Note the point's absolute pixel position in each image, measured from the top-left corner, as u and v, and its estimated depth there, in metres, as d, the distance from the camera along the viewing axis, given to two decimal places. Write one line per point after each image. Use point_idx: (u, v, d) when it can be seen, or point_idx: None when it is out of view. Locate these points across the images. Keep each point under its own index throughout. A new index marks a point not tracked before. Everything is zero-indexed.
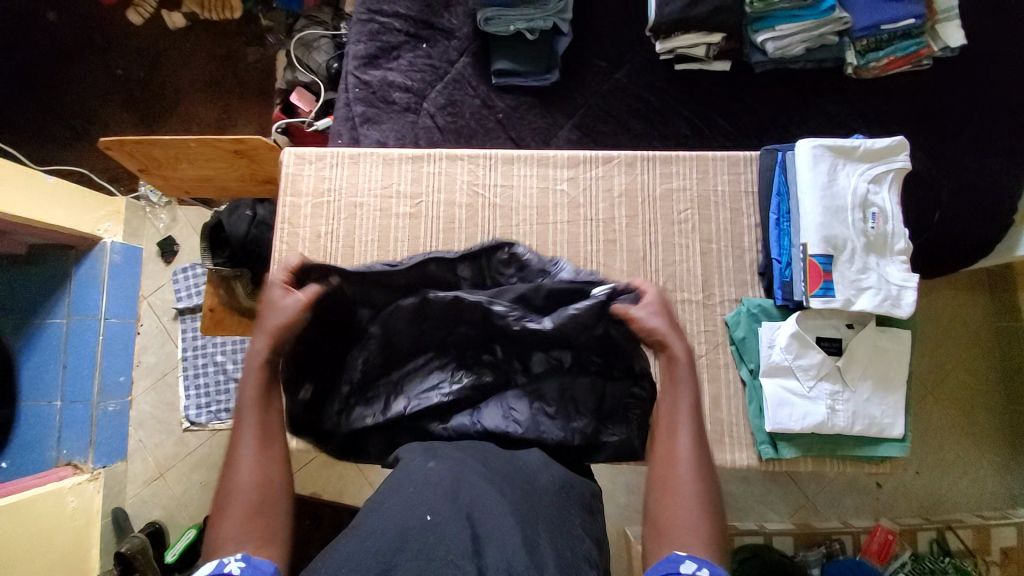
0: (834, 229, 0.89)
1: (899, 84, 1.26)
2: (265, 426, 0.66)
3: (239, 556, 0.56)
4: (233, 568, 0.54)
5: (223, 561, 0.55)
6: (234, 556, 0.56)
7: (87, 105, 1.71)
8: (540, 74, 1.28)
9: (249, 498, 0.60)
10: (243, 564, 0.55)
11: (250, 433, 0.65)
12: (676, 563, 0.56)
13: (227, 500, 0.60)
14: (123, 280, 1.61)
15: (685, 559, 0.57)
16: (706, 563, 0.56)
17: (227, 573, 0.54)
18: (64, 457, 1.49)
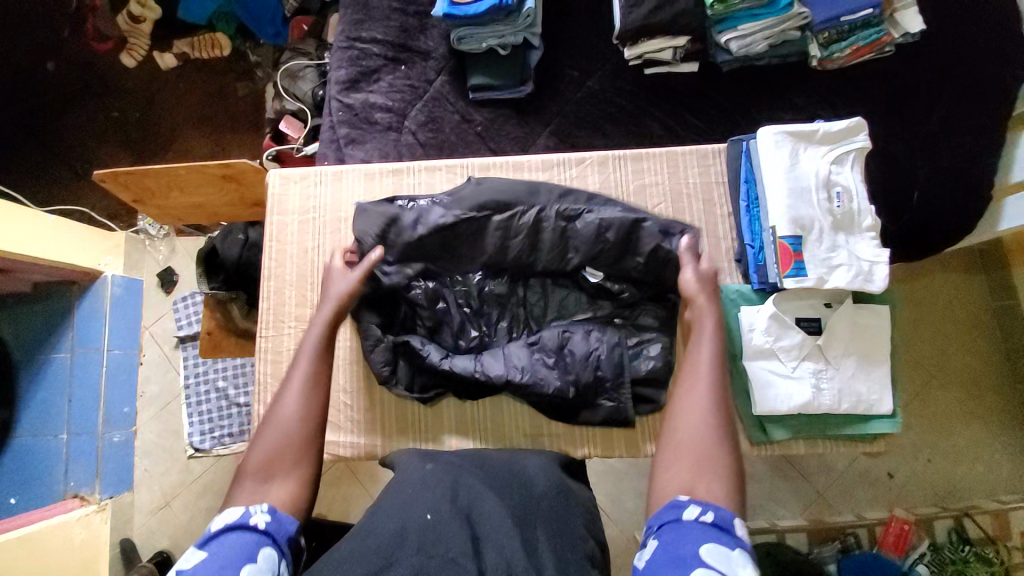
0: (801, 210, 0.92)
1: (865, 74, 1.30)
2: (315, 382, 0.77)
3: (264, 509, 0.63)
4: (260, 520, 0.62)
5: (250, 511, 0.62)
6: (260, 509, 0.63)
7: (86, 146, 1.77)
8: (516, 86, 1.33)
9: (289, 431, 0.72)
10: (269, 518, 0.62)
11: (297, 384, 0.77)
12: (682, 508, 0.62)
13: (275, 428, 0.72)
14: (125, 312, 1.64)
15: (689, 504, 0.63)
16: (709, 507, 0.62)
17: (253, 524, 0.61)
18: (71, 489, 1.49)
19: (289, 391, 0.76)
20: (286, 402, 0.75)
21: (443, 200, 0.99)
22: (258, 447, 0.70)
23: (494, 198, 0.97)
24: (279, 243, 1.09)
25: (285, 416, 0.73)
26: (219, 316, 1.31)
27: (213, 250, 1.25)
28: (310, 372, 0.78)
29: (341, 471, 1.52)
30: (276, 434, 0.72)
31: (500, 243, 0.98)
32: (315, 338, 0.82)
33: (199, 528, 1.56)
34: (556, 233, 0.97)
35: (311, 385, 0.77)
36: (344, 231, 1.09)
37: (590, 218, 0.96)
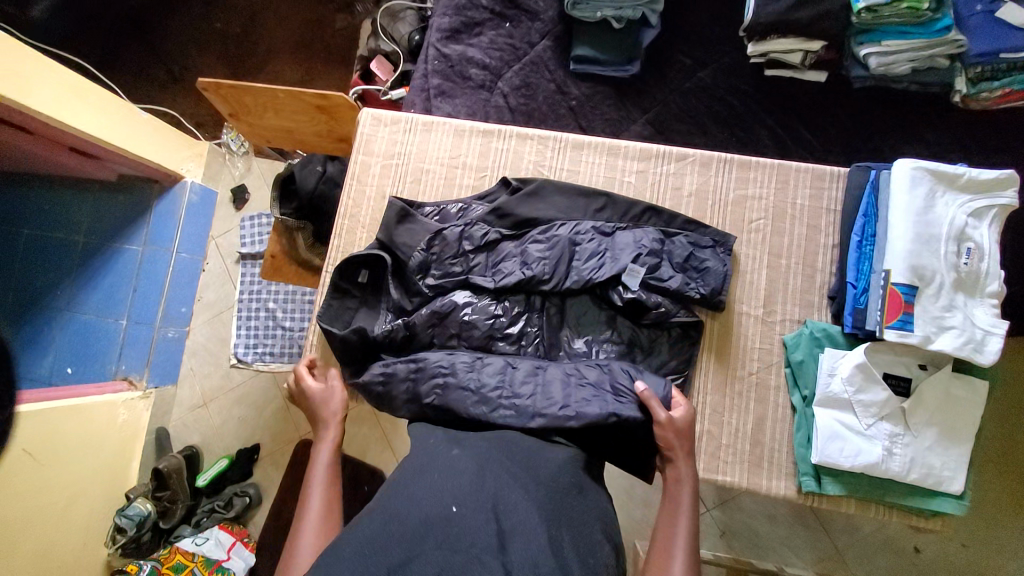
0: (924, 260, 0.83)
1: (1016, 120, 1.15)
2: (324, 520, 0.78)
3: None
4: None
5: None
6: None
7: (186, 52, 1.81)
8: (621, 64, 1.25)
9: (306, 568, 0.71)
10: None
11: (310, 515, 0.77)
12: None
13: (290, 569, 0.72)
14: (198, 219, 1.72)
15: None
16: None
17: None
18: (121, 372, 1.59)
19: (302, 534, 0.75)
20: (301, 544, 0.74)
21: (482, 213, 1.01)
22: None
23: (532, 215, 1.00)
24: (359, 182, 1.09)
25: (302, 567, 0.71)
26: (285, 241, 1.34)
27: (291, 176, 1.28)
28: (321, 511, 0.78)
29: (365, 412, 1.55)
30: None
31: (534, 253, 0.97)
32: (325, 464, 0.84)
33: (229, 433, 1.65)
34: (594, 244, 0.97)
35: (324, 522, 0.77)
36: (424, 183, 1.08)
37: (626, 232, 0.97)
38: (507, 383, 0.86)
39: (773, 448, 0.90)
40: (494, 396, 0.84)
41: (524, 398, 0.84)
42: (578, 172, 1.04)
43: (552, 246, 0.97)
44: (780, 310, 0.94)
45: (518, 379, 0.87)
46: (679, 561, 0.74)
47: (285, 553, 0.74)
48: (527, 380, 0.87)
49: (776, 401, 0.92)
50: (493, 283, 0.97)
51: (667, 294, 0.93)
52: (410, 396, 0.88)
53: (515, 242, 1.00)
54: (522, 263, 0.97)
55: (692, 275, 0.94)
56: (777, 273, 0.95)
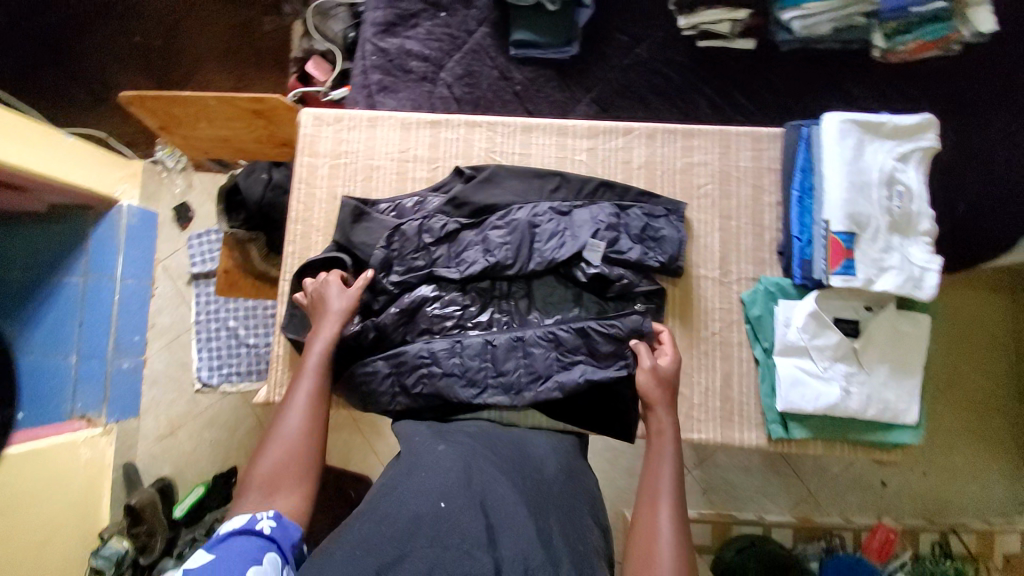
0: (859, 207, 0.88)
1: (930, 71, 1.22)
2: (314, 404, 0.84)
3: (269, 515, 0.72)
4: (265, 525, 0.70)
5: (257, 518, 0.71)
6: (266, 515, 0.72)
7: (107, 68, 1.70)
8: (560, 46, 1.25)
9: (291, 443, 0.80)
10: (273, 523, 0.71)
11: (300, 398, 0.84)
12: None
13: (277, 439, 0.80)
14: (141, 242, 1.63)
15: None
16: None
17: (260, 528, 0.70)
18: (78, 410, 1.49)
19: (292, 409, 0.82)
20: (290, 421, 0.81)
21: (439, 205, 1.00)
22: (266, 463, 0.78)
23: (488, 202, 1.00)
24: (307, 185, 1.06)
25: (289, 436, 0.80)
26: (237, 256, 1.29)
27: (235, 186, 1.23)
28: (312, 396, 0.84)
29: (343, 419, 1.51)
30: (281, 452, 0.79)
31: (495, 239, 0.96)
32: (320, 355, 0.87)
33: (201, 460, 1.58)
34: (553, 222, 0.97)
35: (314, 409, 0.83)
36: (375, 180, 1.06)
37: (583, 208, 0.98)
38: (490, 362, 0.90)
39: (742, 401, 0.94)
40: (481, 376, 0.89)
41: (509, 375, 0.89)
42: (529, 155, 1.05)
43: (512, 227, 0.97)
44: (735, 270, 0.98)
45: (501, 359, 0.90)
46: (665, 513, 0.76)
47: (275, 419, 0.82)
48: (507, 354, 0.90)
49: (740, 356, 0.95)
50: (456, 274, 0.95)
51: (627, 264, 0.95)
52: (397, 390, 0.90)
53: (474, 229, 0.98)
54: (484, 249, 0.96)
55: (649, 245, 0.96)
56: (728, 235, 0.99)
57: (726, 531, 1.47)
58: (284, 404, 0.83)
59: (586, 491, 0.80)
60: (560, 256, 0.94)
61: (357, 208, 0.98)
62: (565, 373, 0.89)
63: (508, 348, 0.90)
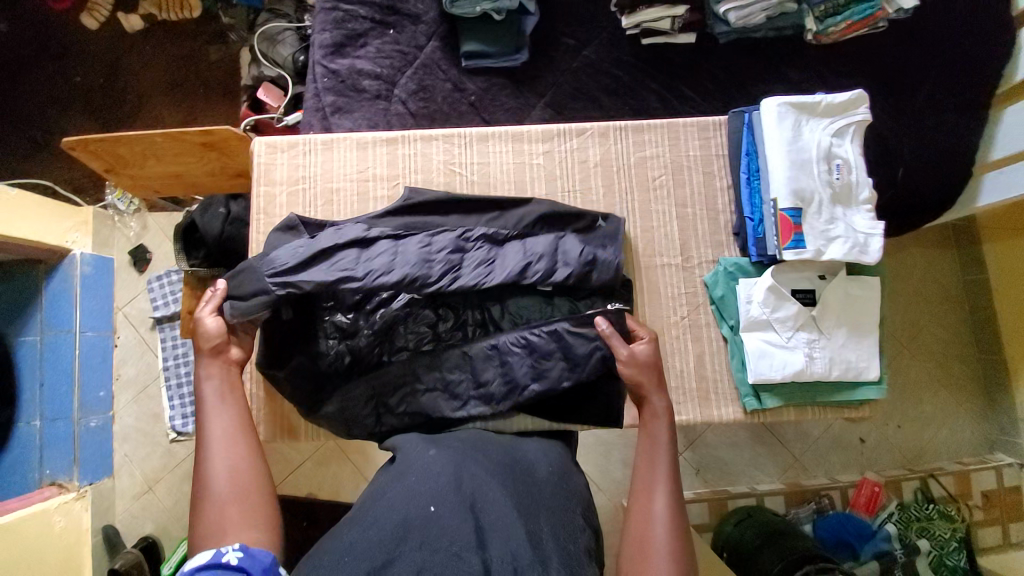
0: (803, 183, 0.93)
1: (858, 48, 1.30)
2: (228, 437, 0.78)
3: (236, 547, 0.64)
4: (233, 557, 0.62)
5: (222, 552, 0.63)
6: (232, 547, 0.64)
7: (46, 114, 1.64)
8: (510, 54, 1.28)
9: (224, 482, 0.73)
10: (241, 554, 0.63)
11: (214, 438, 0.77)
12: None
13: (205, 487, 0.73)
14: (97, 292, 1.56)
15: None
16: None
17: (227, 562, 0.61)
18: (47, 477, 1.44)
19: (208, 454, 0.76)
20: (212, 464, 0.75)
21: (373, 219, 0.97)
22: (201, 518, 0.70)
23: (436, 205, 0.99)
24: (267, 215, 1.05)
25: (214, 476, 0.73)
26: (200, 294, 1.25)
27: (191, 224, 1.21)
28: (225, 430, 0.79)
29: (331, 450, 1.50)
30: (214, 499, 0.71)
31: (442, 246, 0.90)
32: (216, 391, 0.83)
33: (186, 510, 1.53)
34: (482, 252, 0.91)
35: (230, 440, 0.77)
36: (336, 203, 1.06)
37: (514, 240, 0.95)
38: (471, 373, 0.92)
39: (716, 380, 0.98)
40: (462, 389, 0.92)
41: (490, 384, 0.92)
42: (488, 163, 1.06)
43: (438, 251, 0.89)
44: (696, 255, 1.02)
45: (480, 369, 0.92)
46: (661, 484, 0.77)
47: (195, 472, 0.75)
48: (485, 362, 0.92)
49: (709, 337, 0.99)
50: (362, 282, 0.85)
51: (559, 284, 0.93)
52: (381, 410, 0.91)
53: (393, 240, 0.90)
54: (400, 261, 0.87)
55: (594, 261, 0.94)
56: (686, 222, 1.03)
57: (722, 508, 1.52)
58: (200, 454, 0.76)
59: (577, 491, 0.81)
60: (513, 259, 0.91)
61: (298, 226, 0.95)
62: (545, 377, 0.91)
63: (485, 356, 0.92)
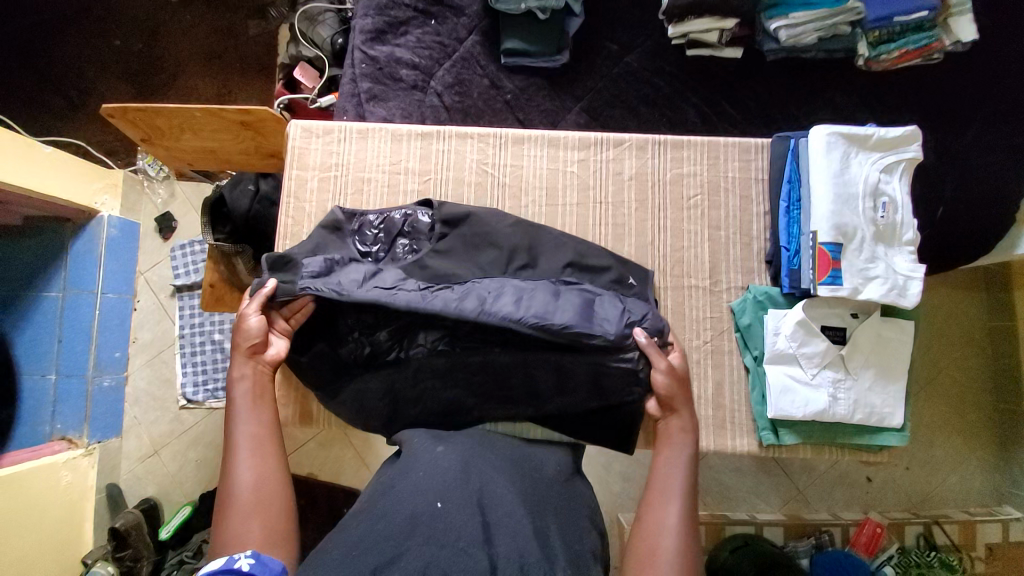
0: (846, 218, 0.90)
1: (911, 78, 1.25)
2: (256, 447, 0.78)
3: (248, 554, 0.63)
4: (244, 564, 0.61)
5: (233, 558, 0.62)
6: (243, 554, 0.63)
7: (84, 76, 1.66)
8: (551, 55, 1.25)
9: (248, 494, 0.73)
10: (252, 561, 0.62)
11: (243, 446, 0.78)
12: None
13: (229, 497, 0.73)
14: (120, 255, 1.58)
15: None
16: None
17: (238, 567, 0.60)
18: (58, 430, 1.46)
19: (236, 463, 0.76)
20: (238, 474, 0.75)
21: (402, 229, 0.99)
22: (224, 524, 0.71)
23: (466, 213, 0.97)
24: (296, 199, 1.05)
25: (239, 486, 0.74)
26: (223, 270, 1.26)
27: (220, 200, 1.21)
28: (252, 438, 0.79)
29: (335, 433, 1.50)
30: (238, 507, 0.72)
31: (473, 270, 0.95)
32: (247, 394, 0.83)
33: (187, 478, 1.55)
34: (509, 291, 0.87)
35: (260, 452, 0.78)
36: (366, 193, 1.05)
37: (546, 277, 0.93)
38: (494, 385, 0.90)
39: (734, 409, 0.96)
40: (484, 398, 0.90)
41: (512, 397, 0.90)
42: (521, 166, 1.05)
43: (458, 283, 0.91)
44: (725, 280, 1.00)
45: (503, 383, 0.89)
46: (676, 507, 0.75)
47: (220, 476, 0.75)
48: (513, 376, 0.88)
49: (731, 364, 0.97)
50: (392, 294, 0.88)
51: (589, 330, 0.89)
52: (395, 406, 0.92)
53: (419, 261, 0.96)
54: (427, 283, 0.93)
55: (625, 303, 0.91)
56: (718, 245, 1.01)
57: (718, 532, 1.48)
58: (227, 457, 0.77)
59: (583, 494, 0.79)
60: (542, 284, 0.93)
61: (339, 222, 0.98)
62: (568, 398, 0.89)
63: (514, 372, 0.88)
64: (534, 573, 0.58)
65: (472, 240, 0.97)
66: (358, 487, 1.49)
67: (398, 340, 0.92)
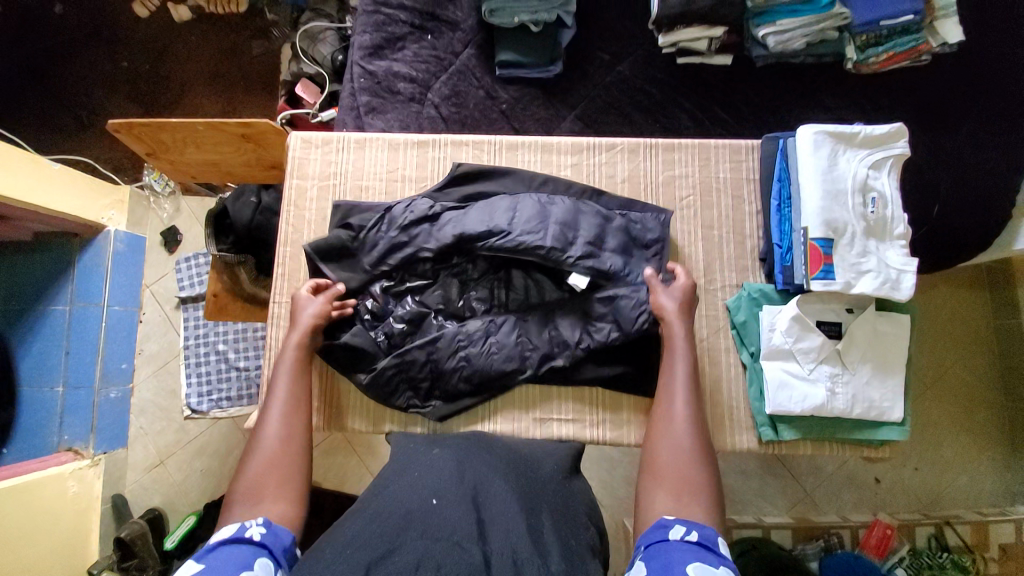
0: (835, 213, 0.92)
1: (899, 80, 1.28)
2: (291, 413, 0.85)
3: (259, 523, 0.68)
4: (255, 532, 0.66)
5: (245, 525, 0.67)
6: (255, 523, 0.68)
7: (93, 96, 1.71)
8: (544, 66, 1.29)
9: (271, 451, 0.80)
10: (263, 530, 0.67)
11: (278, 409, 0.85)
12: (667, 528, 0.68)
13: (256, 449, 0.80)
14: (127, 269, 1.61)
15: (674, 525, 0.68)
16: (693, 526, 0.67)
17: (249, 535, 0.66)
18: (65, 442, 1.47)
19: (269, 421, 0.84)
20: (268, 430, 0.83)
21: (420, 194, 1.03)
22: (244, 473, 0.78)
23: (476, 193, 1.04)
24: (297, 207, 1.07)
25: (268, 442, 0.81)
26: (226, 279, 1.29)
27: (224, 211, 1.24)
28: (288, 403, 0.86)
29: (338, 442, 1.51)
30: (259, 462, 0.79)
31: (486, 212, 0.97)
32: (290, 363, 0.91)
33: (191, 489, 1.56)
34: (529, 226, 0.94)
35: (291, 417, 0.85)
36: (365, 200, 1.08)
37: (563, 205, 0.96)
38: (523, 335, 0.99)
39: (732, 406, 0.96)
40: (520, 351, 0.98)
41: (542, 345, 0.98)
42: (516, 171, 1.07)
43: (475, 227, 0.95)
44: (719, 278, 1.01)
45: (533, 332, 0.99)
46: (681, 405, 0.84)
47: (255, 428, 0.83)
48: (536, 325, 0.99)
49: (727, 361, 0.98)
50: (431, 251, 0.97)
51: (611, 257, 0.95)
52: (435, 375, 0.98)
53: (431, 223, 0.99)
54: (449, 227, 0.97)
55: (634, 247, 0.99)
56: (712, 244, 1.03)
57: (726, 536, 1.45)
58: (262, 414, 0.85)
59: (580, 492, 0.80)
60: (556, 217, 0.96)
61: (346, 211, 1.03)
62: (592, 338, 0.96)
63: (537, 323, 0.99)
64: (527, 567, 0.58)
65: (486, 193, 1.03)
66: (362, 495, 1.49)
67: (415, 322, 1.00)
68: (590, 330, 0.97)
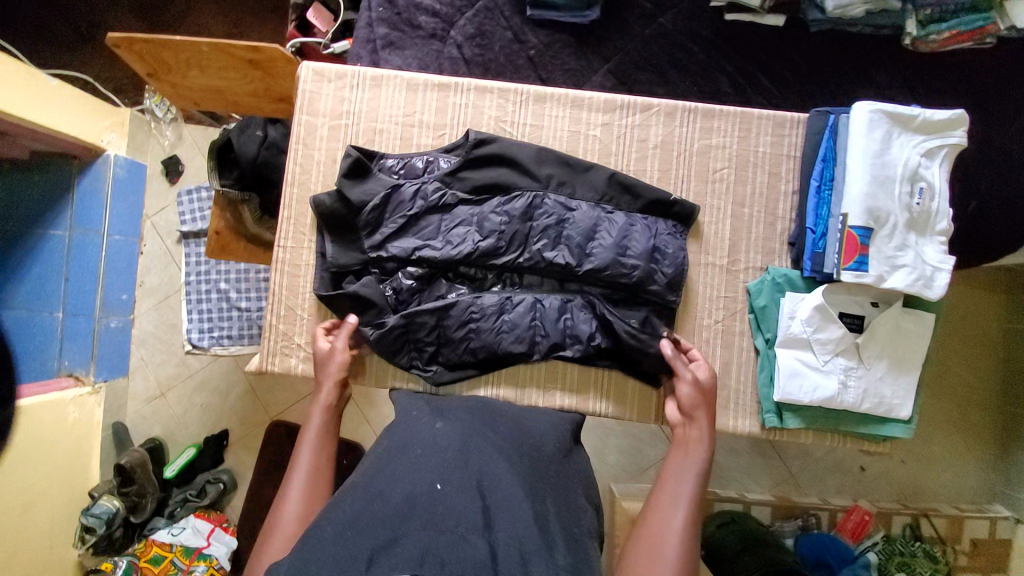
0: (880, 201, 0.87)
1: (962, 61, 1.18)
2: (311, 474, 0.80)
3: None
4: None
5: None
6: None
7: (92, 6, 1.59)
8: (580, 10, 1.18)
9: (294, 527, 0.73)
10: None
11: (300, 475, 0.80)
12: None
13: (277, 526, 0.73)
14: (127, 197, 1.56)
15: None
16: None
17: None
18: (65, 368, 1.48)
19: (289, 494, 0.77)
20: (287, 507, 0.75)
21: (440, 172, 0.97)
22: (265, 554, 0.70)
23: (492, 179, 0.97)
24: (306, 145, 1.01)
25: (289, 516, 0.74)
26: (229, 216, 1.24)
27: (227, 143, 1.17)
28: (310, 471, 0.80)
29: None
30: (281, 541, 0.72)
31: (505, 211, 0.95)
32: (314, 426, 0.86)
33: (191, 421, 1.58)
34: (552, 219, 0.95)
35: (314, 479, 0.80)
36: (379, 144, 1.02)
37: (586, 207, 0.95)
38: (539, 321, 0.95)
39: (739, 390, 0.95)
40: (531, 335, 0.95)
41: (555, 334, 0.95)
42: (542, 126, 1.01)
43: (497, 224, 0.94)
44: (743, 259, 0.98)
45: (548, 318, 0.95)
46: (691, 483, 0.80)
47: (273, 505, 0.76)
48: (554, 312, 0.95)
49: (741, 346, 0.96)
50: (442, 252, 0.95)
51: (636, 256, 0.93)
52: (442, 341, 0.96)
53: (441, 214, 0.96)
54: (475, 233, 0.95)
55: (657, 261, 0.94)
56: (741, 223, 0.98)
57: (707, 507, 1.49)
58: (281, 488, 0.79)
59: (581, 474, 0.80)
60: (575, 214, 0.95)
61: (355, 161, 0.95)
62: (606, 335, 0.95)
63: (555, 309, 0.95)
64: (532, 560, 0.57)
65: (508, 168, 0.97)
66: (358, 440, 1.51)
67: (420, 291, 0.97)
68: (604, 326, 0.95)
